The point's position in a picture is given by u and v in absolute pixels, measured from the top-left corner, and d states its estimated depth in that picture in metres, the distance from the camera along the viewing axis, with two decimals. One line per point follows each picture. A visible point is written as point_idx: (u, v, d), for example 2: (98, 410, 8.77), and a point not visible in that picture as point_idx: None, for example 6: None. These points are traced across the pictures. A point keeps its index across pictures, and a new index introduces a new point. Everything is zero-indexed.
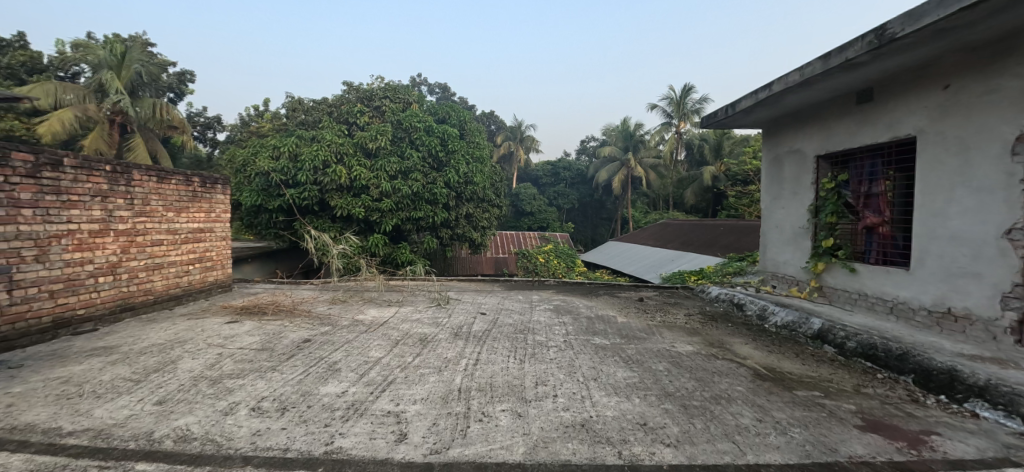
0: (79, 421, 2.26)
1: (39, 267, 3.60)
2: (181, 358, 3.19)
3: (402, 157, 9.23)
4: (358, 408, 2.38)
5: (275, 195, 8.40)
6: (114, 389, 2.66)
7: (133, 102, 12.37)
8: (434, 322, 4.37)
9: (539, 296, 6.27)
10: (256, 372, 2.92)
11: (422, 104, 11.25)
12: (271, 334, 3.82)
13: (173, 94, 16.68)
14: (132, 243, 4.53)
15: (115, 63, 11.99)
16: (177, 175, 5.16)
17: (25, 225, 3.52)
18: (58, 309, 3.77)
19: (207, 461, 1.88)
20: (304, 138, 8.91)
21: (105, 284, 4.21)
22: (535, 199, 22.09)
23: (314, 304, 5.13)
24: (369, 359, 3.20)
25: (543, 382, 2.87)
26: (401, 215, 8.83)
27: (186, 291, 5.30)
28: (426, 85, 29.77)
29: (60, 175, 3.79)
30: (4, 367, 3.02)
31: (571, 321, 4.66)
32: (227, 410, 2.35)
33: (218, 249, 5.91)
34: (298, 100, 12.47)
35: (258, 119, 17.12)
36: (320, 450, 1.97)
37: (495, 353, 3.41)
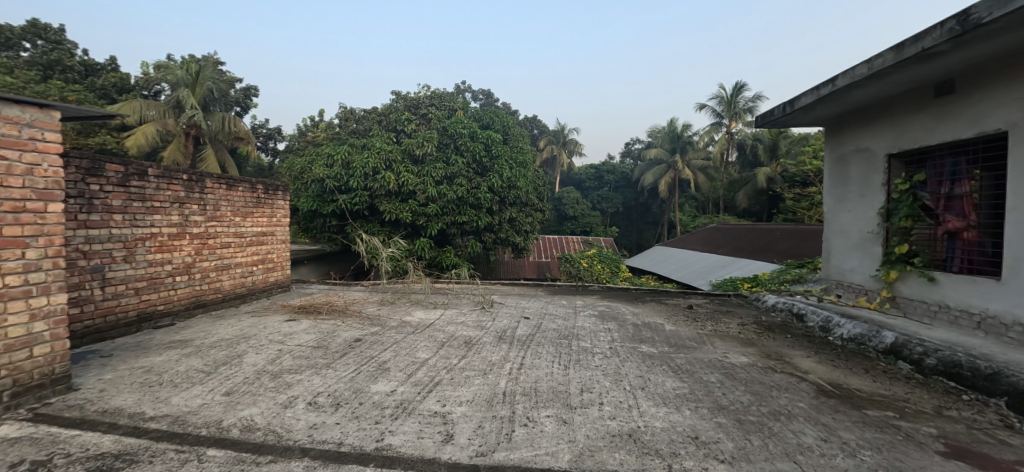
0: (159, 407, 2.48)
1: (127, 267, 3.99)
2: (246, 353, 3.42)
3: (448, 163, 9.44)
4: (407, 408, 2.45)
5: (328, 200, 8.83)
6: (189, 379, 2.90)
7: (206, 116, 13.50)
8: (479, 325, 4.42)
9: (583, 302, 6.19)
10: (312, 368, 3.07)
11: (467, 110, 11.46)
12: (326, 333, 4.02)
13: (239, 108, 18.05)
14: (205, 245, 4.92)
15: (190, 81, 13.16)
16: (244, 183, 5.56)
17: (116, 229, 3.92)
18: (143, 305, 4.17)
19: (269, 451, 2.00)
20: (355, 146, 9.31)
21: (181, 282, 4.61)
22: (578, 203, 21.86)
23: (364, 305, 5.35)
24: (416, 360, 3.28)
25: (588, 389, 2.81)
26: (447, 219, 9.01)
27: (250, 290, 5.68)
28: (470, 92, 30.28)
29: (144, 184, 4.18)
30: (99, 356, 3.37)
31: (616, 328, 4.56)
32: (287, 403, 2.49)
33: (279, 251, 6.29)
34: (350, 110, 13.07)
35: (314, 129, 18.12)
36: (372, 446, 2.04)
37: (539, 358, 3.40)
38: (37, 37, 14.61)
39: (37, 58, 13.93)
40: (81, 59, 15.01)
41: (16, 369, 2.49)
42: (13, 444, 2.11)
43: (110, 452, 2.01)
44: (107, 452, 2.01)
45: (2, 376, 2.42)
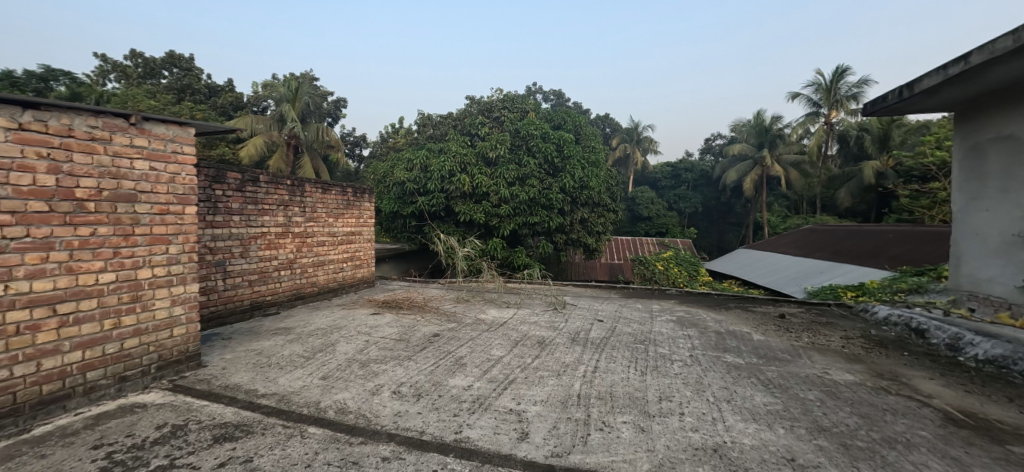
0: (269, 386, 2.79)
1: (243, 262, 4.56)
2: (338, 342, 3.74)
3: (520, 165, 9.53)
4: (483, 403, 2.51)
5: (408, 202, 9.34)
6: (293, 362, 3.24)
7: (303, 127, 14.97)
8: (552, 326, 4.42)
9: (660, 306, 5.93)
10: (396, 359, 3.27)
11: (539, 111, 11.49)
12: (407, 327, 4.26)
13: (331, 119, 19.77)
14: (304, 244, 5.46)
15: (290, 96, 14.67)
16: (336, 187, 6.06)
17: (235, 228, 4.49)
18: (255, 295, 4.72)
19: (361, 433, 2.17)
20: (433, 151, 9.76)
21: (285, 276, 5.15)
22: (653, 203, 20.93)
23: (441, 301, 5.59)
24: (491, 357, 3.36)
25: (667, 397, 2.68)
26: (518, 220, 9.12)
27: (341, 284, 6.21)
28: (540, 93, 30.22)
29: (256, 189, 4.72)
30: (221, 337, 3.89)
31: (697, 335, 4.30)
32: (374, 391, 2.68)
33: (365, 250, 6.78)
34: (427, 116, 13.73)
35: (395, 135, 19.28)
36: (451, 438, 2.12)
37: (614, 362, 3.31)
38: (173, 66, 17.19)
39: (174, 84, 16.40)
40: (206, 82, 17.39)
41: (160, 346, 2.96)
42: (159, 409, 2.52)
43: (231, 422, 2.31)
44: (228, 422, 2.31)
45: (150, 351, 2.90)
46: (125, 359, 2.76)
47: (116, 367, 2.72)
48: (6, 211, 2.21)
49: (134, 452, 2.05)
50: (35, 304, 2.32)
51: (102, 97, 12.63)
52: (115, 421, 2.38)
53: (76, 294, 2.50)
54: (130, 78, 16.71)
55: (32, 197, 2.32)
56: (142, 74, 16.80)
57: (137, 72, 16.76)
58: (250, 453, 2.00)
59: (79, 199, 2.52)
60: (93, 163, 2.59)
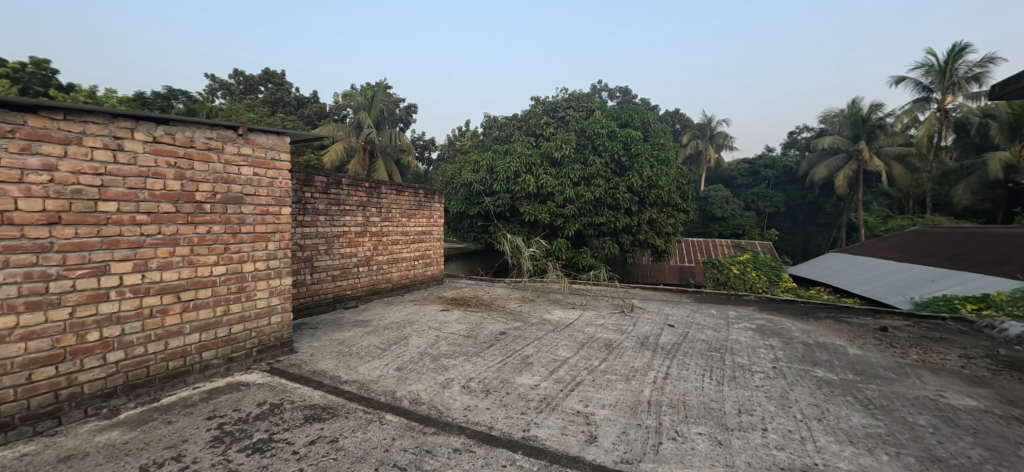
0: (350, 373, 3.02)
1: (328, 258, 4.96)
2: (411, 336, 3.94)
3: (585, 164, 9.38)
4: (550, 403, 2.51)
5: (474, 203, 9.58)
6: (371, 353, 3.47)
7: (378, 133, 15.94)
8: (619, 329, 4.31)
9: (737, 313, 5.54)
10: (465, 355, 3.38)
11: (605, 109, 11.23)
12: (475, 324, 4.38)
13: (403, 124, 20.85)
14: (380, 242, 5.82)
15: (366, 104, 15.70)
16: (409, 189, 6.39)
17: (321, 227, 4.89)
18: (337, 289, 5.13)
19: (433, 423, 2.27)
20: (499, 152, 9.93)
21: (363, 272, 5.52)
22: (728, 203, 19.61)
23: (508, 300, 5.68)
24: (557, 357, 3.34)
25: (747, 411, 2.50)
26: (584, 220, 8.97)
27: (413, 281, 6.53)
28: (605, 90, 29.56)
29: (339, 191, 5.11)
30: (309, 327, 4.27)
31: (780, 345, 3.97)
32: (445, 384, 2.79)
33: (435, 249, 7.07)
34: (493, 118, 14.01)
35: (462, 138, 19.86)
36: (518, 435, 2.15)
37: (687, 369, 3.16)
38: (269, 81, 19.14)
39: (269, 98, 18.27)
40: (295, 94, 19.15)
41: (260, 332, 3.31)
42: (259, 388, 2.82)
43: (319, 405, 2.52)
44: (316, 404, 2.53)
45: (252, 336, 3.26)
46: (232, 342, 3.13)
47: (226, 349, 3.09)
48: (143, 211, 2.61)
49: (240, 425, 2.32)
50: (165, 291, 2.72)
51: (212, 112, 14.40)
52: (226, 396, 2.71)
53: (196, 284, 2.88)
54: (234, 94, 18.85)
55: (162, 199, 2.71)
56: (243, 90, 18.88)
57: (239, 88, 18.86)
58: (336, 434, 2.17)
59: (197, 201, 2.89)
60: (209, 169, 2.96)
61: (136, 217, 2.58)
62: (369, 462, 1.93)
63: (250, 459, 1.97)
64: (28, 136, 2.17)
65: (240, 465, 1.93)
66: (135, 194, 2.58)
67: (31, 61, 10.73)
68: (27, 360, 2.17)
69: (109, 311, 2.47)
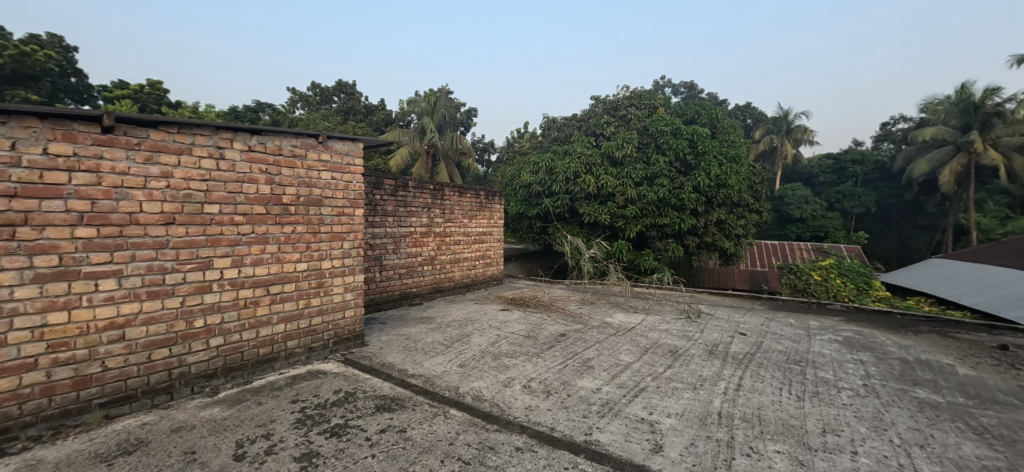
0: (416, 368, 3.16)
1: (395, 257, 5.23)
2: (473, 334, 4.04)
3: (648, 164, 9.06)
4: (613, 408, 2.47)
5: (533, 204, 9.61)
6: (435, 348, 3.60)
7: (441, 137, 16.51)
8: (685, 335, 4.12)
9: (820, 323, 5.08)
10: (525, 355, 3.40)
11: (669, 106, 10.76)
12: (535, 324, 4.40)
13: (464, 128, 21.42)
14: (443, 242, 6.02)
15: (429, 110, 16.33)
16: (470, 190, 6.56)
17: (389, 228, 5.16)
18: (403, 286, 5.39)
19: (496, 420, 2.32)
20: (558, 153, 9.90)
21: (428, 271, 5.75)
22: (808, 202, 18.02)
23: (567, 302, 5.65)
24: (619, 362, 3.26)
25: (834, 430, 2.29)
26: (646, 221, 8.65)
27: (474, 280, 6.69)
28: (669, 86, 28.34)
29: (406, 194, 5.37)
30: (378, 321, 4.53)
31: (873, 361, 3.58)
32: (506, 383, 2.83)
33: (495, 249, 7.18)
34: (552, 118, 13.96)
35: (520, 139, 20.02)
36: (581, 438, 2.13)
37: (762, 381, 2.95)
38: (342, 92, 20.53)
39: (342, 107, 19.59)
40: (365, 103, 20.35)
41: (335, 325, 3.55)
42: (336, 377, 3.04)
43: (388, 396, 2.67)
44: (386, 395, 2.67)
45: (329, 328, 3.51)
46: (312, 333, 3.39)
47: (306, 339, 3.35)
48: (239, 213, 2.92)
49: (319, 409, 2.51)
50: (257, 285, 3.02)
51: (294, 122, 15.71)
52: (307, 382, 2.95)
53: (282, 279, 3.17)
54: (311, 105, 20.43)
55: (255, 202, 3.00)
56: (320, 100, 20.42)
57: (316, 99, 20.42)
58: (404, 424, 2.28)
59: (284, 203, 3.17)
60: (294, 175, 3.23)
61: (234, 218, 2.89)
62: (435, 453, 2.01)
63: (328, 442, 2.13)
64: (150, 148, 2.52)
65: (320, 447, 2.09)
66: (233, 198, 2.89)
67: (149, 83, 12.39)
68: (148, 342, 2.52)
69: (212, 301, 2.79)
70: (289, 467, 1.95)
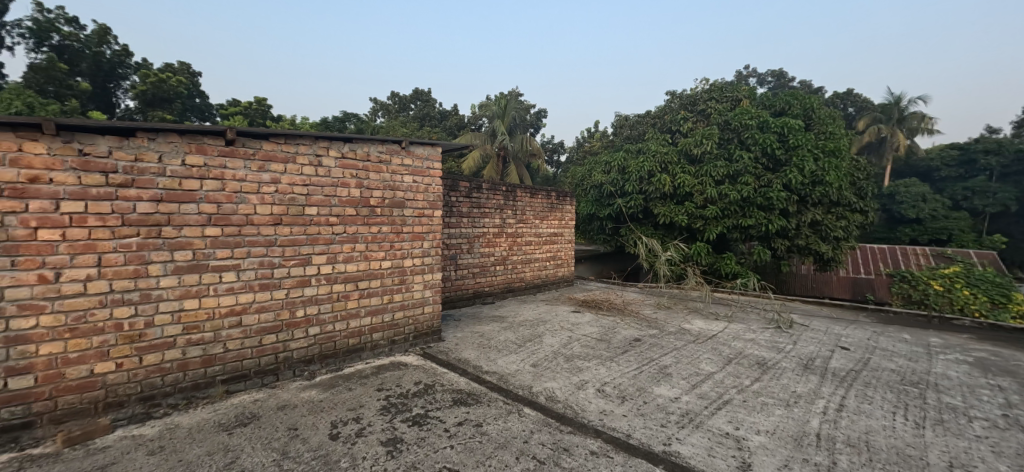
0: (491, 365, 3.25)
1: (469, 256, 5.41)
2: (545, 334, 4.05)
3: (730, 161, 8.44)
4: (693, 419, 2.35)
5: (605, 204, 9.42)
6: (508, 347, 3.68)
7: (511, 139, 16.80)
8: (775, 346, 3.79)
9: (943, 340, 4.40)
10: (599, 358, 3.35)
11: (755, 97, 9.81)
12: (608, 328, 4.31)
13: (534, 129, 21.57)
14: (515, 242, 6.11)
15: (500, 113, 16.70)
16: (542, 191, 6.58)
17: (464, 228, 5.35)
18: (477, 284, 5.56)
19: (569, 422, 2.31)
20: (631, 151, 9.60)
21: (500, 270, 5.87)
22: (926, 201, 15.68)
23: (641, 306, 5.45)
24: (700, 371, 3.09)
25: (964, 466, 1.98)
26: (728, 222, 8.07)
27: (545, 281, 6.71)
28: (754, 76, 26.21)
29: (479, 195, 5.53)
30: (453, 318, 4.72)
31: (1016, 388, 3.04)
32: (580, 385, 2.81)
33: (566, 250, 7.14)
34: (624, 116, 13.58)
35: (591, 139, 19.67)
36: (659, 448, 2.06)
37: (870, 403, 2.63)
38: (418, 99, 21.66)
39: (418, 114, 20.67)
40: (439, 108, 21.28)
41: (416, 320, 3.77)
42: (415, 369, 3.22)
43: (464, 390, 2.77)
44: (462, 389, 2.78)
45: (410, 323, 3.73)
46: (394, 327, 3.62)
47: (389, 332, 3.59)
48: (335, 214, 3.21)
49: (402, 398, 2.68)
50: (348, 280, 3.29)
51: (376, 130, 16.89)
52: (391, 372, 3.16)
53: (369, 275, 3.42)
54: (391, 113, 21.81)
55: (347, 204, 3.28)
56: (398, 108, 21.73)
57: (395, 107, 21.76)
58: (480, 419, 2.36)
59: (372, 205, 3.43)
60: (380, 179, 3.47)
61: (330, 219, 3.18)
62: (510, 450, 2.05)
63: (411, 430, 2.27)
64: (262, 157, 2.85)
65: (404, 434, 2.23)
66: (329, 200, 3.18)
67: (256, 100, 14.04)
68: (259, 328, 2.86)
69: (311, 294, 3.09)
70: (376, 450, 2.10)
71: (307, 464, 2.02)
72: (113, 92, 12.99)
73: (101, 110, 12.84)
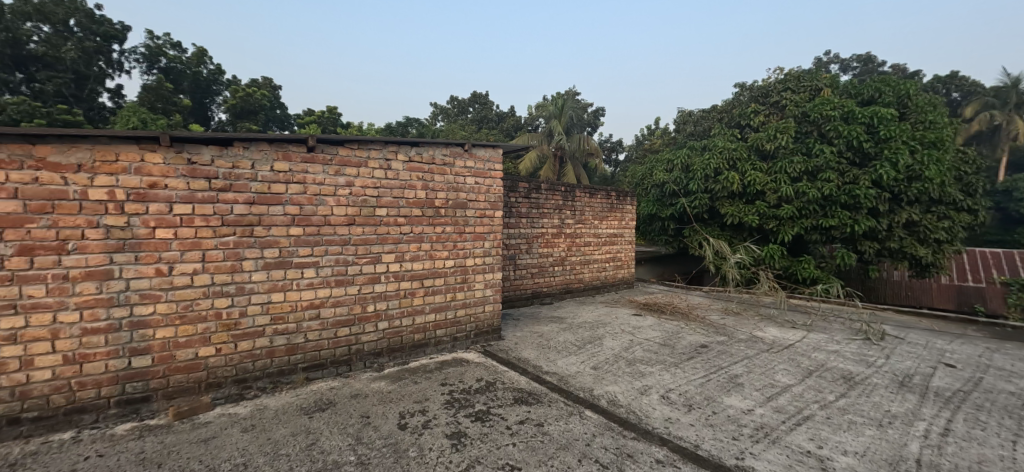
0: (550, 365, 3.25)
1: (528, 256, 5.45)
2: (605, 337, 3.99)
3: (809, 155, 7.77)
4: (769, 434, 2.20)
5: (667, 204, 9.06)
6: (568, 348, 3.66)
7: (568, 139, 16.66)
8: (864, 360, 3.44)
9: None
10: (662, 364, 3.24)
11: (837, 85, 8.82)
12: (671, 333, 4.15)
13: (591, 128, 21.24)
14: (574, 243, 6.06)
15: (557, 113, 16.63)
16: (601, 191, 6.47)
17: (523, 229, 5.40)
18: (535, 285, 5.59)
19: (633, 428, 2.26)
20: (696, 148, 9.16)
21: (558, 271, 5.85)
22: None
23: (708, 311, 5.19)
24: (775, 383, 2.89)
25: None
26: (806, 222, 7.45)
27: (604, 283, 6.60)
28: (836, 63, 23.91)
29: (538, 196, 5.56)
30: (513, 318, 4.79)
31: None
32: (643, 391, 2.73)
33: (625, 251, 6.96)
34: (688, 112, 13.00)
35: (651, 137, 19.00)
36: (731, 462, 1.96)
37: (985, 430, 2.31)
38: (476, 102, 22.13)
39: (477, 117, 21.12)
40: (497, 110, 21.59)
41: (477, 318, 3.86)
42: (477, 366, 3.30)
43: (525, 389, 2.80)
44: (523, 388, 2.81)
45: (471, 321, 3.83)
46: (457, 324, 3.73)
47: (451, 329, 3.70)
48: (402, 215, 3.37)
49: (465, 394, 2.76)
50: (413, 278, 3.44)
51: (436, 133, 17.49)
52: (454, 368, 3.27)
53: (433, 273, 3.56)
54: (450, 116, 22.52)
55: (414, 205, 3.43)
56: (457, 112, 22.35)
57: (454, 111, 22.39)
58: (541, 419, 2.37)
59: (436, 206, 3.56)
60: (444, 181, 3.60)
61: (398, 220, 3.34)
62: (573, 452, 2.05)
63: (474, 425, 2.33)
64: (339, 163, 3.06)
65: (468, 429, 2.30)
66: (397, 202, 3.35)
67: (328, 108, 15.07)
68: (335, 321, 3.08)
69: (380, 290, 3.27)
70: (441, 442, 2.18)
71: (378, 451, 2.15)
72: (208, 107, 14.53)
73: (199, 123, 14.43)
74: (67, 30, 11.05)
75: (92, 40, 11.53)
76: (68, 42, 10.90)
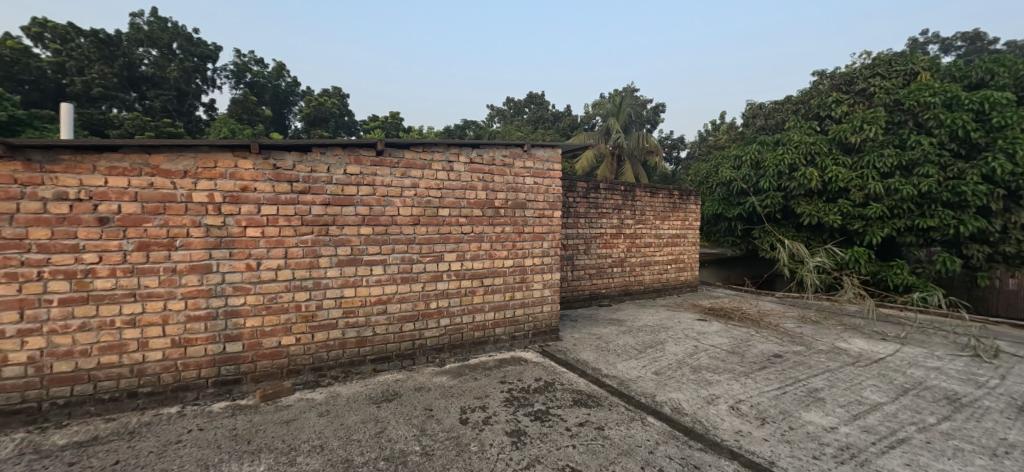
0: (610, 368, 3.19)
1: (586, 257, 5.38)
2: (667, 341, 3.85)
3: (903, 148, 6.97)
4: (856, 456, 2.01)
5: (735, 203, 8.55)
6: (628, 352, 3.57)
7: (627, 137, 16.19)
8: (973, 379, 3.04)
9: None
10: (731, 373, 3.06)
11: (938, 68, 7.81)
12: (740, 340, 3.92)
13: (650, 125, 20.52)
14: (634, 244, 5.89)
15: (614, 110, 16.22)
16: (663, 190, 6.24)
17: (581, 229, 5.34)
18: (593, 286, 5.51)
19: (699, 438, 2.17)
20: (768, 143, 8.53)
21: (617, 272, 5.72)
22: None
23: (782, 318, 4.83)
24: (863, 400, 2.63)
25: None
26: (899, 223, 6.70)
27: (665, 285, 6.36)
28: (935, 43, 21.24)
29: (597, 196, 5.48)
30: (570, 318, 4.76)
31: None
32: (710, 400, 2.61)
33: (689, 253, 6.66)
34: (758, 105, 12.17)
35: (716, 132, 17.99)
36: None
37: None
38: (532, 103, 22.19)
39: (532, 117, 21.17)
40: (552, 110, 21.51)
41: (535, 318, 3.88)
42: (535, 365, 3.32)
43: (584, 391, 2.77)
44: (582, 390, 2.79)
45: (529, 320, 3.85)
46: (515, 323, 3.78)
47: (510, 328, 3.75)
48: (464, 215, 3.47)
49: (524, 393, 2.79)
50: (473, 277, 3.53)
51: (492, 135, 17.75)
52: (513, 366, 3.31)
53: (492, 272, 3.62)
54: (506, 117, 22.76)
55: (475, 206, 3.52)
56: (513, 113, 22.55)
57: (510, 112, 22.60)
58: (601, 422, 2.34)
59: (496, 206, 3.62)
60: (504, 181, 3.65)
61: (459, 220, 3.45)
62: (635, 458, 2.00)
63: (533, 424, 2.35)
64: (405, 165, 3.21)
65: (527, 428, 2.32)
66: (459, 202, 3.44)
67: (391, 114, 15.81)
68: (401, 316, 3.24)
69: (442, 288, 3.39)
70: (502, 439, 2.22)
71: (441, 443, 2.23)
72: (286, 116, 15.79)
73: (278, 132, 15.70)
74: (171, 53, 12.55)
75: (191, 61, 12.96)
76: (172, 63, 12.31)
